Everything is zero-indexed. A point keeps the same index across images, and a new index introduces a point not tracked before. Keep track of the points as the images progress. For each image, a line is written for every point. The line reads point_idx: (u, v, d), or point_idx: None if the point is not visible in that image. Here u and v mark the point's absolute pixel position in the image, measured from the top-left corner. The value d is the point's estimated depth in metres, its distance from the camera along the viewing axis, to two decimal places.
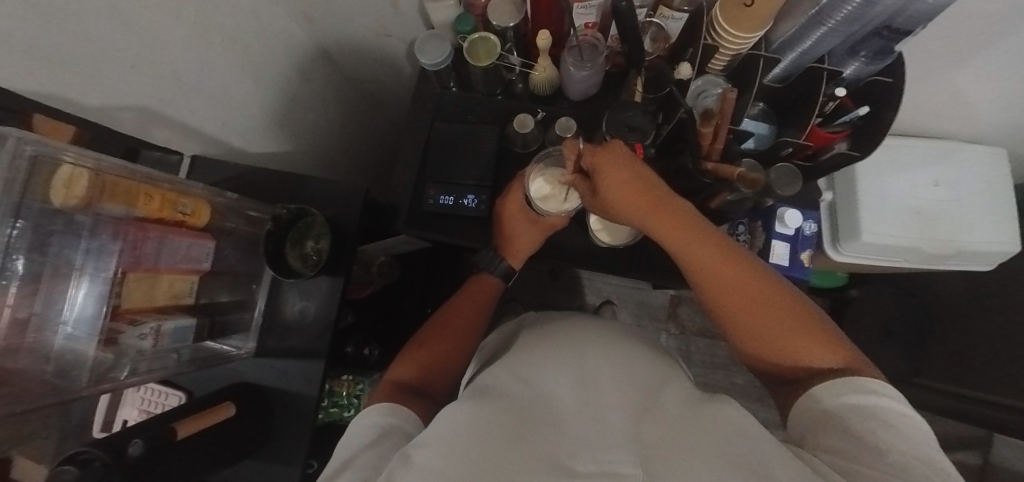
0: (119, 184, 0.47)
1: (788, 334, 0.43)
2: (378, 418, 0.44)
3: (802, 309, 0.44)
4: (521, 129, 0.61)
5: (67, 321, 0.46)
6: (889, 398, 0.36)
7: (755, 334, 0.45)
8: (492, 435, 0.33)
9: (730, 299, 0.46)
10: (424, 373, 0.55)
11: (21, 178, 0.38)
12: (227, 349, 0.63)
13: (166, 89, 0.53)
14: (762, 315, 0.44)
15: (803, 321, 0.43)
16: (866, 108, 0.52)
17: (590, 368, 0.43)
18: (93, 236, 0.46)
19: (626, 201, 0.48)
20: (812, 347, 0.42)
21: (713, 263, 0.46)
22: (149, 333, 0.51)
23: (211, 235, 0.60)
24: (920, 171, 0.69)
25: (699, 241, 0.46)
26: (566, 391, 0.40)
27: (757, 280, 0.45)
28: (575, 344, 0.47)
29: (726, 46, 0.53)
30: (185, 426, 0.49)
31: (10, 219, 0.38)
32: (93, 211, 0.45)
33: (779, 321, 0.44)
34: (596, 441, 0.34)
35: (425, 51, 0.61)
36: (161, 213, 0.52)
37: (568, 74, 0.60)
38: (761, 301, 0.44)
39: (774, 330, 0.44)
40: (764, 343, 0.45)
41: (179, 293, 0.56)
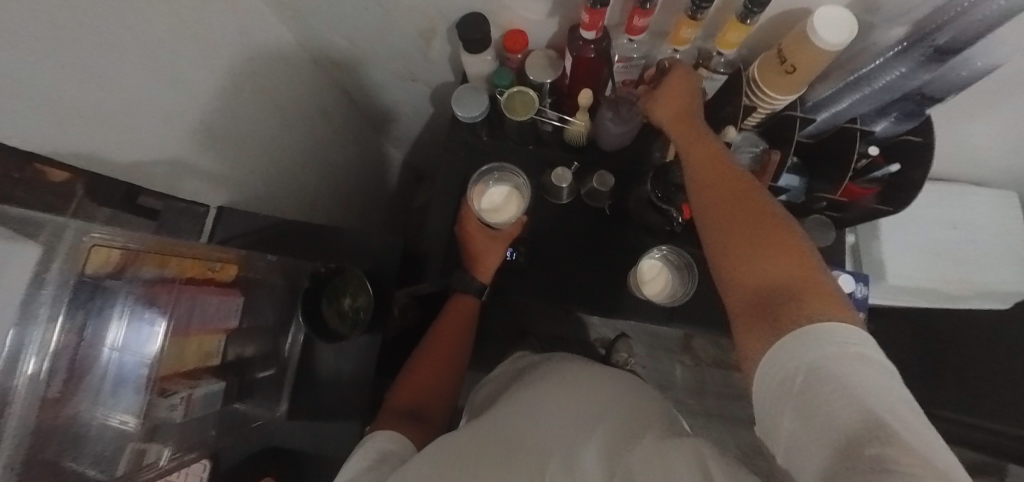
0: (152, 251, 0.44)
1: (781, 283, 0.36)
2: (385, 443, 0.45)
3: (811, 270, 0.37)
4: (557, 182, 0.60)
5: (98, 397, 0.40)
6: (858, 345, 0.30)
7: (747, 277, 0.39)
8: (480, 460, 0.36)
9: (731, 228, 0.43)
10: (419, 399, 0.56)
11: (74, 264, 0.34)
12: (253, 411, 0.59)
13: (199, 140, 0.50)
14: (760, 255, 0.39)
15: (802, 273, 0.36)
16: (897, 165, 0.54)
17: (582, 391, 0.43)
18: (127, 298, 0.43)
19: (672, 118, 0.53)
20: (812, 303, 0.33)
21: (734, 191, 0.45)
22: (180, 402, 0.49)
23: (239, 289, 0.58)
24: (938, 214, 0.72)
25: (729, 173, 0.46)
26: (567, 408, 0.41)
27: (768, 212, 0.41)
28: (578, 374, 0.47)
29: (763, 106, 0.54)
30: None
31: (63, 296, 0.33)
32: (127, 275, 0.42)
33: (771, 267, 0.38)
34: (571, 448, 0.36)
35: (462, 104, 0.61)
36: (192, 271, 0.51)
37: (603, 128, 0.61)
38: (765, 237, 0.39)
39: (766, 273, 0.38)
40: (748, 300, 0.38)
41: (207, 353, 0.53)
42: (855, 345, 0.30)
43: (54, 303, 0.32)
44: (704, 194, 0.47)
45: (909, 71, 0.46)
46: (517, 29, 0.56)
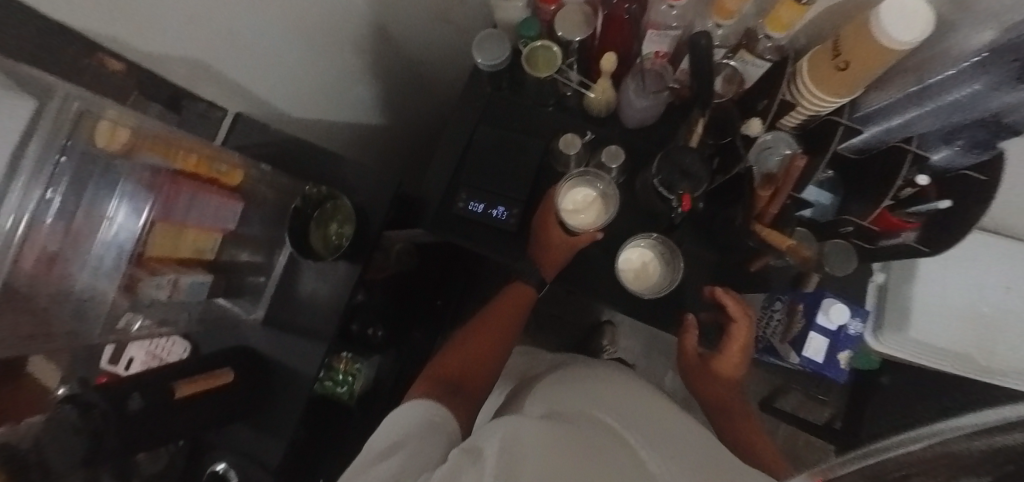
0: (157, 139, 0.47)
1: (753, 444, 0.53)
2: (427, 413, 0.41)
3: (747, 421, 0.57)
4: (564, 148, 0.57)
5: (94, 255, 0.45)
6: None
7: (735, 430, 0.55)
8: (563, 437, 0.33)
9: (715, 391, 0.59)
10: (476, 363, 0.52)
11: (65, 127, 0.36)
12: (236, 311, 0.63)
13: (220, 44, 0.51)
14: (739, 422, 0.56)
15: (750, 425, 0.56)
16: (947, 202, 0.48)
17: (631, 406, 0.40)
18: (129, 186, 0.46)
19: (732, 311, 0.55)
20: (766, 456, 0.50)
21: (722, 366, 0.58)
22: (166, 284, 0.52)
23: (242, 198, 0.60)
24: (993, 273, 0.62)
25: (726, 355, 0.58)
26: (623, 403, 0.40)
27: (732, 359, 0.58)
28: (615, 388, 0.44)
29: (805, 105, 0.48)
30: (185, 387, 0.52)
31: (56, 154, 0.36)
32: (128, 161, 0.45)
33: (737, 414, 0.57)
34: (660, 444, 0.34)
35: (483, 50, 0.58)
36: (196, 168, 0.53)
37: (626, 100, 0.56)
38: (730, 397, 0.58)
39: (739, 434, 0.54)
40: (740, 434, 0.54)
41: (201, 248, 0.56)
42: None
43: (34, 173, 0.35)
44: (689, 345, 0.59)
45: (985, 88, 0.38)
46: None
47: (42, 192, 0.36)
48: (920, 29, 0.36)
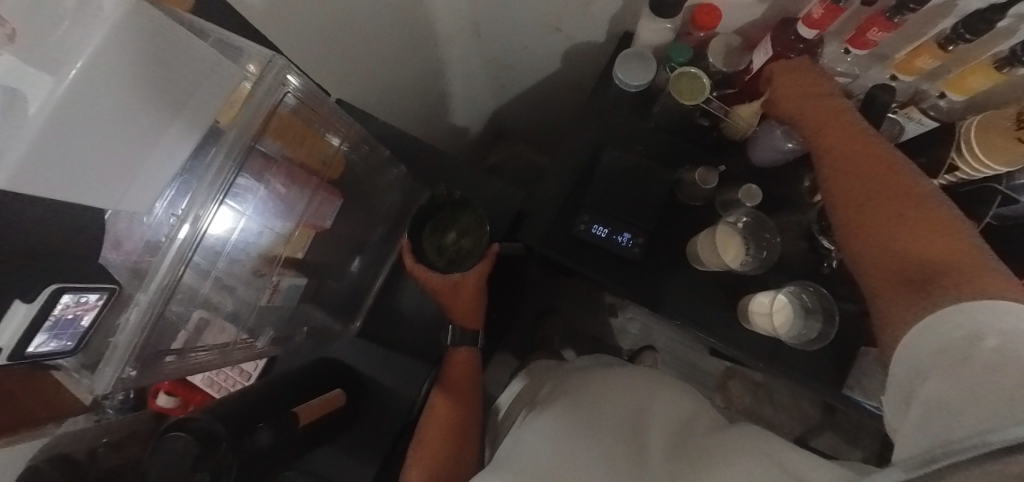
0: (285, 119, 0.39)
1: (927, 265, 0.35)
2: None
3: (936, 204, 0.38)
4: (702, 183, 0.55)
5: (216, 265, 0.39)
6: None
7: (911, 241, 0.37)
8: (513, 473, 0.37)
9: (880, 205, 0.41)
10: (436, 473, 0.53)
11: (257, 117, 0.33)
12: (328, 321, 0.56)
13: None
14: (900, 232, 0.38)
15: (933, 229, 0.37)
16: None
17: (582, 412, 0.41)
18: (264, 176, 0.40)
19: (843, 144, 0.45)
20: (956, 275, 0.33)
21: (862, 185, 0.42)
22: (269, 287, 0.45)
23: (342, 193, 0.52)
24: None
25: (857, 183, 0.43)
26: (602, 406, 0.42)
27: (919, 184, 0.40)
28: (586, 382, 0.47)
29: (964, 169, 0.47)
30: (305, 413, 0.47)
31: (242, 146, 0.32)
32: (261, 140, 0.37)
33: (902, 233, 0.38)
34: (588, 455, 0.36)
35: (627, 69, 0.55)
36: (308, 158, 0.45)
37: (769, 136, 0.55)
38: (903, 230, 0.38)
39: (914, 240, 0.37)
40: (895, 248, 0.38)
41: (297, 246, 0.47)
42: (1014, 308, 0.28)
43: (220, 171, 0.31)
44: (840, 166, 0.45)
45: None
46: (710, 3, 0.50)
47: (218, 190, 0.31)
48: None
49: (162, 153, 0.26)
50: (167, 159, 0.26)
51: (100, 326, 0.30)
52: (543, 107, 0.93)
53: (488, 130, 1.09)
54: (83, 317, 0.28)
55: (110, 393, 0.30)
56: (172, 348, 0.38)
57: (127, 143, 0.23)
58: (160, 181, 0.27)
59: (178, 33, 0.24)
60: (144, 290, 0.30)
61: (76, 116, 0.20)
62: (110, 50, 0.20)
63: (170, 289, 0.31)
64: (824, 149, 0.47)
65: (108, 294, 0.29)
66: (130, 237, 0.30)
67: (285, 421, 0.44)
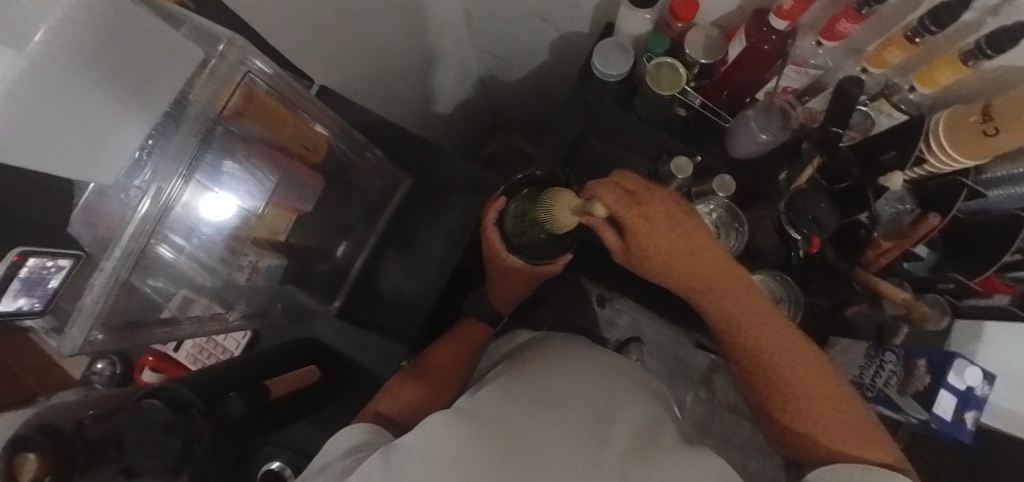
0: (261, 100, 0.41)
1: (822, 425, 0.39)
2: (361, 435, 0.40)
3: (779, 325, 0.42)
4: (675, 174, 0.55)
5: (186, 232, 0.41)
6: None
7: (799, 395, 0.40)
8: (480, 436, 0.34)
9: (749, 332, 0.42)
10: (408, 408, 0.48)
11: (215, 94, 0.34)
12: (308, 301, 0.58)
13: None
14: (794, 362, 0.41)
15: (819, 375, 0.40)
16: None
17: (548, 391, 0.40)
18: (238, 154, 0.41)
19: (727, 306, 0.43)
20: (858, 438, 0.38)
21: (771, 345, 0.41)
22: (247, 267, 0.47)
23: (324, 178, 0.53)
24: None
25: (763, 326, 0.42)
26: (565, 388, 0.40)
27: (777, 323, 0.42)
28: (553, 357, 0.46)
29: (933, 163, 0.49)
30: (278, 387, 0.49)
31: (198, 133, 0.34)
32: (232, 123, 0.39)
33: (791, 367, 0.41)
34: (545, 441, 0.34)
35: (606, 58, 0.56)
36: (289, 142, 0.46)
37: (742, 128, 0.55)
38: (800, 368, 0.40)
39: (807, 404, 0.40)
40: (780, 382, 0.41)
41: (277, 229, 0.49)
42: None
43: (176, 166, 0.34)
44: (711, 305, 0.44)
45: None
46: None
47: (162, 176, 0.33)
48: None
49: (125, 130, 0.27)
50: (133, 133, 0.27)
51: (71, 285, 0.31)
52: (535, 97, 0.93)
53: (482, 119, 1.09)
54: (53, 279, 0.28)
55: (79, 354, 0.33)
56: (157, 317, 0.42)
57: (90, 118, 0.24)
58: (125, 155, 0.28)
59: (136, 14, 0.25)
60: (110, 255, 0.33)
61: (39, 93, 0.20)
62: (68, 27, 0.20)
63: (137, 254, 0.34)
64: (712, 298, 0.44)
65: (74, 259, 0.30)
66: (105, 218, 0.32)
67: (260, 392, 0.46)
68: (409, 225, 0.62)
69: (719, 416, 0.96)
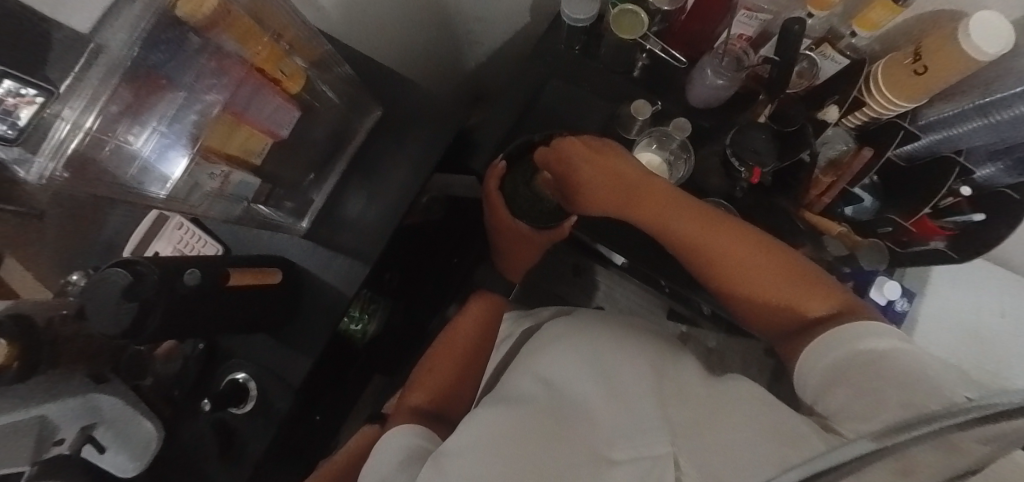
0: (241, 21, 0.43)
1: (776, 289, 0.40)
2: (411, 440, 0.44)
3: (717, 218, 0.46)
4: (634, 114, 0.59)
5: (150, 128, 0.43)
6: (892, 340, 0.31)
7: (743, 278, 0.42)
8: (528, 439, 0.31)
9: (693, 239, 0.45)
10: (438, 400, 0.54)
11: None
12: (277, 219, 0.61)
13: None
14: (729, 246, 0.43)
15: (752, 246, 0.43)
16: (981, 215, 0.51)
17: (580, 350, 0.37)
18: (208, 62, 0.43)
19: (659, 205, 0.49)
20: (802, 294, 0.39)
21: (702, 237, 0.45)
22: (219, 176, 0.50)
23: (298, 105, 0.55)
24: (993, 297, 0.66)
25: (688, 219, 0.46)
26: (620, 362, 0.35)
27: (708, 217, 0.46)
28: (588, 320, 0.42)
29: (871, 107, 0.51)
30: (236, 277, 0.51)
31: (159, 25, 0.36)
32: (204, 31, 0.41)
33: (730, 251, 0.43)
34: (617, 424, 0.32)
35: (571, 3, 0.58)
36: (267, 62, 0.49)
37: (698, 76, 0.58)
38: (731, 250, 0.43)
39: (757, 282, 0.41)
40: (728, 275, 0.43)
41: (251, 150, 0.52)
42: (888, 337, 0.31)
43: (124, 57, 0.33)
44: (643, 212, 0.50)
45: None
46: None
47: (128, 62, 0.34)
48: (999, 45, 0.39)
49: None
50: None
51: (31, 132, 0.32)
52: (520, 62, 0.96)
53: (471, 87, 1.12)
54: (23, 110, 0.30)
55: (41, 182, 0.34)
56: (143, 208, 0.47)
57: None
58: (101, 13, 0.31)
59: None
60: (68, 113, 0.32)
61: None
62: None
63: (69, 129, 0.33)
64: (643, 208, 0.50)
65: (46, 94, 0.30)
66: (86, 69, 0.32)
67: (215, 275, 0.48)
68: (379, 157, 0.65)
69: None
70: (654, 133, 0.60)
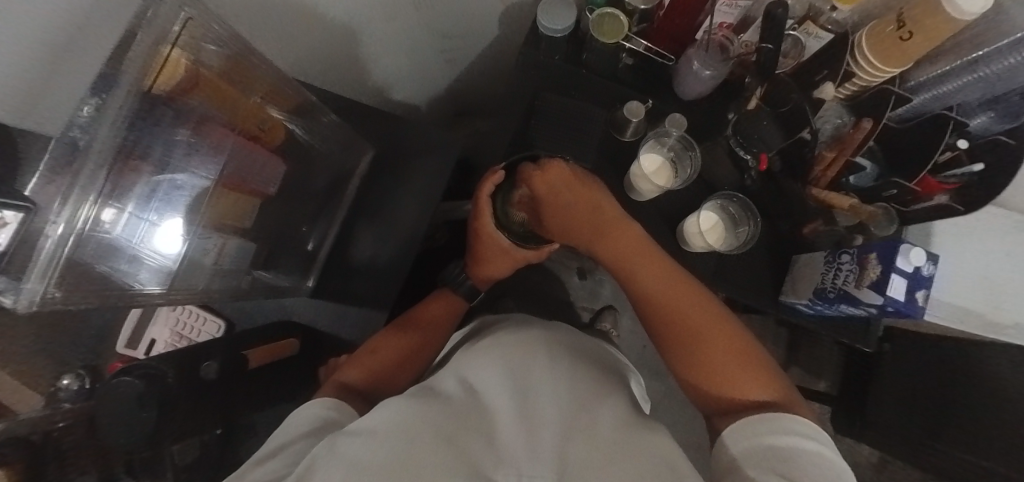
0: (216, 84, 0.40)
1: (722, 365, 0.42)
2: (323, 412, 0.39)
3: (686, 279, 0.49)
4: (630, 116, 0.58)
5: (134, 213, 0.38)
6: (807, 440, 0.33)
7: (694, 346, 0.44)
8: (423, 431, 0.30)
9: (657, 295, 0.49)
10: (373, 379, 0.49)
11: (140, 58, 0.31)
12: (280, 282, 0.58)
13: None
14: (693, 310, 0.46)
15: (717, 321, 0.45)
16: (981, 165, 0.51)
17: (513, 370, 0.38)
18: (190, 133, 0.40)
19: (631, 254, 0.52)
20: (743, 378, 0.41)
21: (664, 290, 0.48)
22: (213, 249, 0.47)
23: (283, 159, 0.52)
24: (995, 241, 0.67)
25: (657, 274, 0.50)
26: (543, 381, 0.37)
27: (676, 275, 0.49)
28: (524, 344, 0.43)
29: (862, 75, 0.51)
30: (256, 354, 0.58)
31: (130, 107, 0.32)
32: (179, 102, 0.38)
33: (695, 315, 0.46)
34: (518, 447, 0.30)
35: (549, 14, 0.57)
36: (246, 121, 0.46)
37: (686, 69, 0.58)
38: (693, 316, 0.46)
39: (705, 356, 0.43)
40: (680, 337, 0.45)
41: (241, 214, 0.49)
42: (798, 435, 0.33)
43: (104, 155, 0.31)
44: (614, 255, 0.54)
45: None
46: None
47: (109, 161, 0.32)
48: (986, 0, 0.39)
49: None
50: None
51: (16, 250, 0.29)
52: (494, 74, 0.95)
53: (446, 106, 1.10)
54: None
55: (35, 309, 0.31)
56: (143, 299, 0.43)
57: None
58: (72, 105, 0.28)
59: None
60: (50, 230, 0.30)
61: None
62: None
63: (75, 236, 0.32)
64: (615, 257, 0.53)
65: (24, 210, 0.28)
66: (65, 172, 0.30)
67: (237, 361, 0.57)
68: (374, 198, 0.63)
69: None
70: (656, 133, 0.59)
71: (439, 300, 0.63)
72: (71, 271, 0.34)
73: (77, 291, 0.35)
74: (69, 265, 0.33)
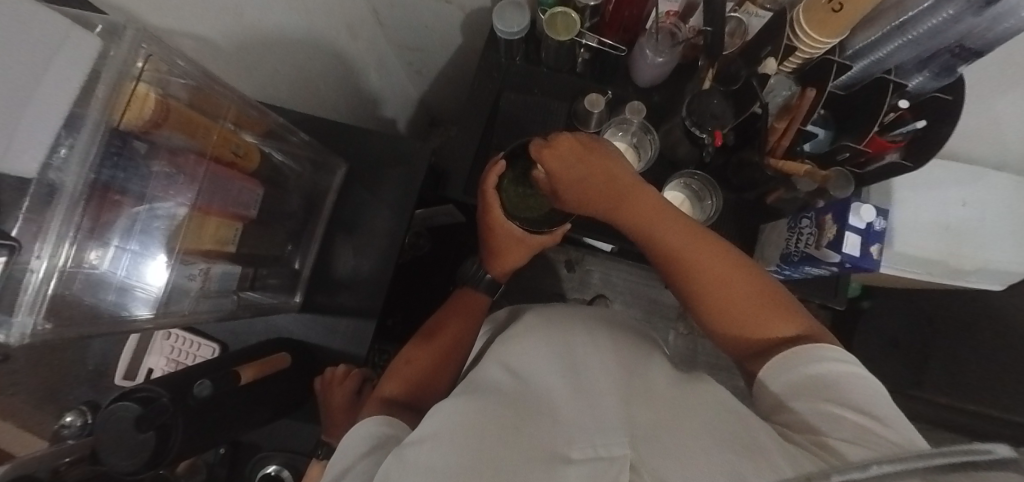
0: (187, 116, 0.42)
1: (746, 309, 0.41)
2: (376, 429, 0.41)
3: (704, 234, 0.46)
4: (590, 108, 0.60)
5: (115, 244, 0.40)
6: (846, 364, 0.36)
7: (719, 298, 0.42)
8: (491, 429, 0.31)
9: (677, 255, 0.45)
10: (415, 389, 0.51)
11: (105, 97, 0.33)
12: (269, 301, 0.59)
13: (224, 22, 0.48)
14: (712, 261, 0.44)
15: (735, 267, 0.43)
16: (922, 122, 0.54)
17: (557, 351, 0.39)
18: (162, 164, 0.42)
19: (648, 215, 0.48)
20: (768, 318, 0.41)
21: (682, 246, 0.45)
22: (198, 274, 0.48)
23: (260, 182, 0.54)
24: (950, 190, 0.71)
25: (674, 230, 0.46)
26: (589, 357, 0.38)
27: (693, 231, 0.46)
28: (562, 324, 0.44)
29: (802, 48, 0.54)
30: (248, 371, 0.51)
31: (101, 143, 0.34)
32: (150, 136, 0.39)
33: (716, 265, 0.43)
34: (587, 425, 0.32)
35: (503, 17, 0.59)
36: (219, 147, 0.47)
37: (640, 58, 0.60)
38: (714, 269, 0.43)
39: (729, 304, 0.42)
40: (702, 292, 0.43)
41: (223, 239, 0.50)
42: (839, 360, 0.36)
43: (79, 192, 0.33)
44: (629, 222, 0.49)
45: (958, 13, 0.46)
46: None
47: (86, 197, 0.34)
48: None
49: (33, 122, 0.28)
50: (44, 122, 0.29)
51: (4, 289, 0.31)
52: (463, 81, 0.97)
53: (419, 117, 1.12)
54: None
55: (28, 343, 0.33)
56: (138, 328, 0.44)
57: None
58: (44, 146, 0.29)
59: (17, 2, 0.25)
60: (34, 268, 0.32)
61: None
62: None
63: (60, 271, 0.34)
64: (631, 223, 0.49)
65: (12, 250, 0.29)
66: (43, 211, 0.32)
67: (226, 378, 0.49)
68: (354, 211, 0.65)
69: (701, 345, 1.00)
70: (616, 121, 0.63)
71: (463, 300, 0.64)
72: (58, 306, 0.35)
73: (70, 324, 0.37)
74: (57, 299, 0.34)
